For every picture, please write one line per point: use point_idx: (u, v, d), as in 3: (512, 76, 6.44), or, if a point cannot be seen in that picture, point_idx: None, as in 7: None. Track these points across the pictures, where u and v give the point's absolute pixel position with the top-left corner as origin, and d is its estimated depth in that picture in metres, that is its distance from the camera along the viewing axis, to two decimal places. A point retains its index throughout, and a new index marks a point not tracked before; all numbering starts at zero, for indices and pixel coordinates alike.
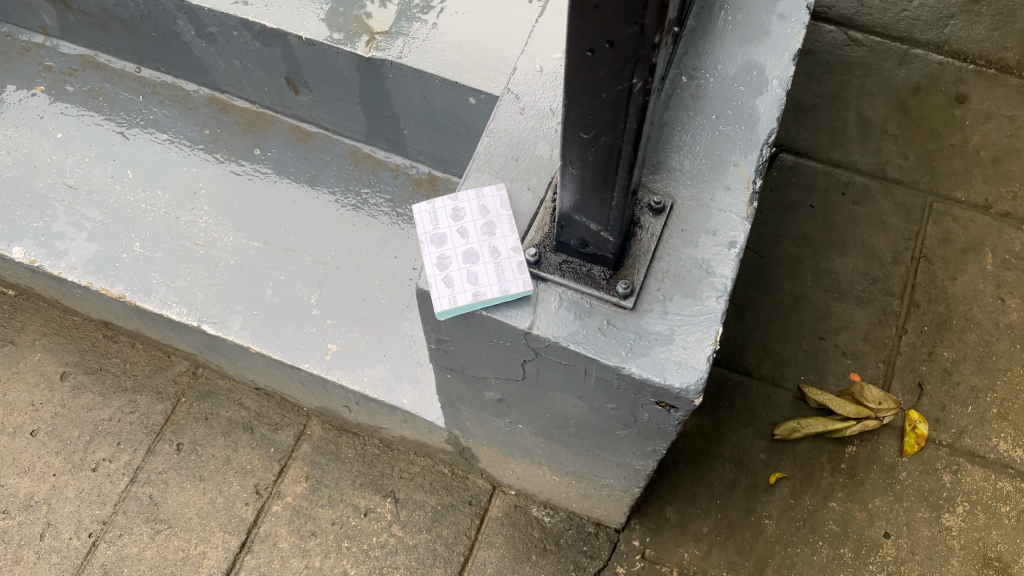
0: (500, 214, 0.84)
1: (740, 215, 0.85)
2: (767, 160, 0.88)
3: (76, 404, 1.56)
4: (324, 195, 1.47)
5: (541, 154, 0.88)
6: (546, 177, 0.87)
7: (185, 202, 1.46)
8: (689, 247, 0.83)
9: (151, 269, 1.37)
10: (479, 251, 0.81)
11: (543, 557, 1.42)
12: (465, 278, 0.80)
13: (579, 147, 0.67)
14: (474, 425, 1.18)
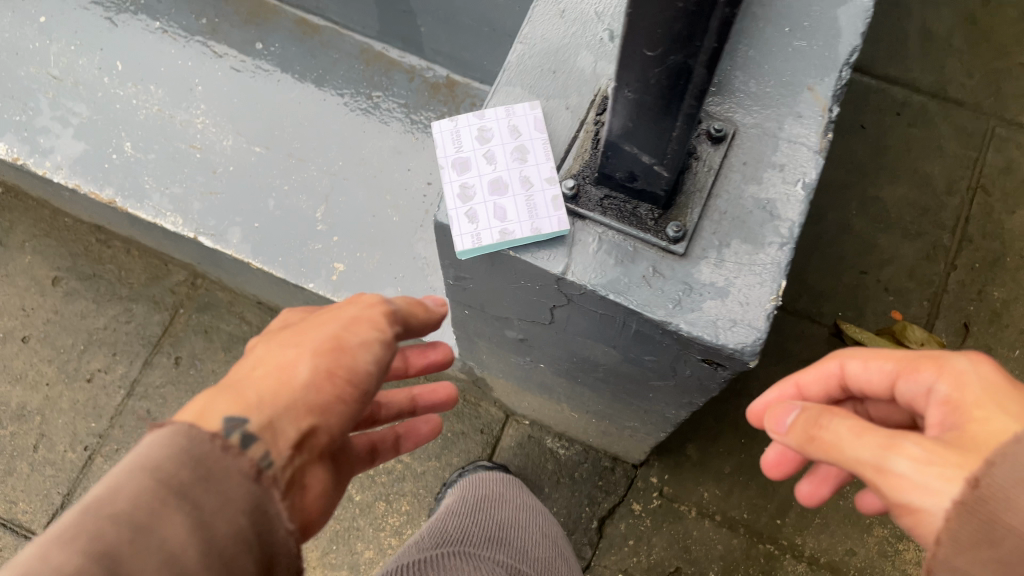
0: (533, 138, 0.72)
1: (812, 148, 0.73)
2: (846, 84, 0.75)
3: (69, 311, 1.48)
4: (331, 97, 1.34)
5: (582, 69, 0.76)
6: (587, 95, 0.75)
7: (180, 99, 1.33)
8: (750, 184, 0.72)
9: (144, 173, 1.26)
10: (508, 182, 0.71)
11: (557, 491, 1.36)
12: (491, 213, 0.70)
13: (639, 67, 0.54)
14: (491, 360, 1.09)
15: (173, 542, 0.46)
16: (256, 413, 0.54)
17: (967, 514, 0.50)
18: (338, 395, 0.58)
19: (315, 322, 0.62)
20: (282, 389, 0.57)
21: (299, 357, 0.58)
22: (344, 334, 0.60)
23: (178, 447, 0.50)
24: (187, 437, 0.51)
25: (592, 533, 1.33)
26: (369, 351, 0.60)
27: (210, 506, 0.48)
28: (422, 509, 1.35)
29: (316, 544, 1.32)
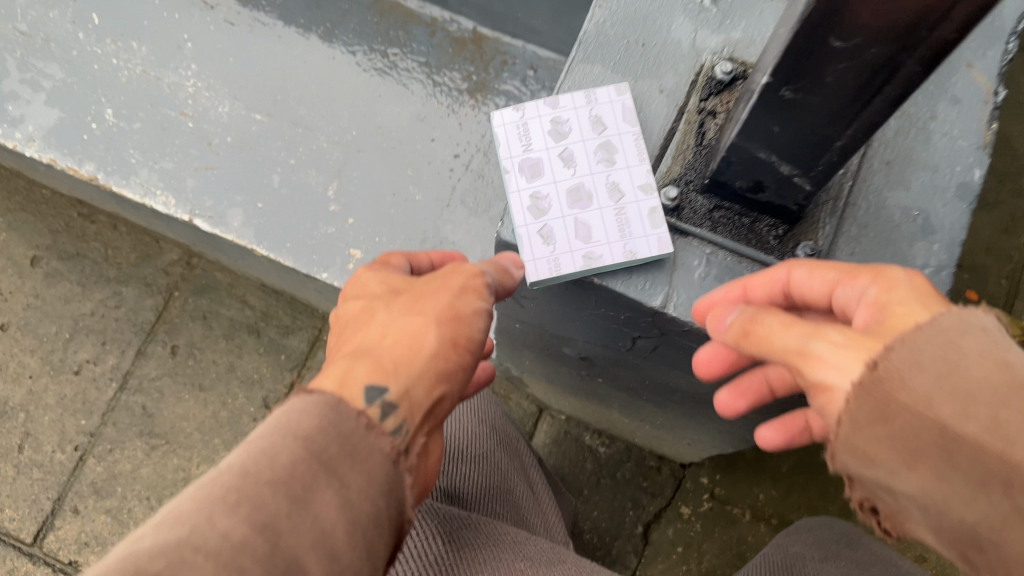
0: (619, 135, 0.61)
1: (974, 143, 0.62)
2: (1009, 60, 0.64)
3: (51, 296, 1.32)
4: (340, 53, 1.18)
5: (678, 40, 0.64)
6: (688, 77, 0.63)
7: (167, 58, 1.16)
8: (900, 187, 0.60)
9: (130, 144, 1.10)
10: (589, 192, 0.60)
11: (597, 493, 1.24)
12: (574, 233, 0.58)
13: (816, 64, 0.40)
14: (536, 365, 0.96)
15: (325, 519, 0.41)
16: (393, 381, 0.49)
17: (861, 396, 0.43)
18: (461, 366, 0.54)
19: (425, 287, 0.56)
20: (408, 357, 0.51)
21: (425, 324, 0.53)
22: (462, 304, 0.54)
23: (319, 421, 0.44)
24: (330, 408, 0.45)
25: (636, 540, 1.21)
26: (482, 320, 0.56)
27: (362, 482, 0.43)
28: None
29: None
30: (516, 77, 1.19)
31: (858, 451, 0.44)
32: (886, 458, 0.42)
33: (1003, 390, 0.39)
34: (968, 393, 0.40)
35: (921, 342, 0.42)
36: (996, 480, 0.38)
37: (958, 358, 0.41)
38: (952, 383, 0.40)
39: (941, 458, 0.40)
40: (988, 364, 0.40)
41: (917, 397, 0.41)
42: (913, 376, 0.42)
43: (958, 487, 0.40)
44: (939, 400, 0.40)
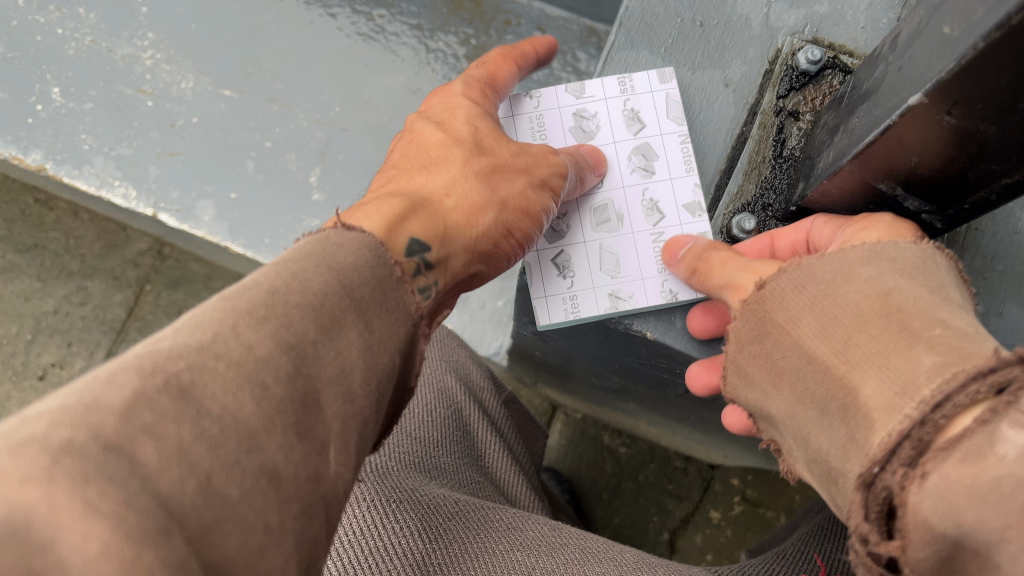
0: (641, 147, 0.62)
1: None
2: None
3: (9, 293, 1.20)
4: (318, 15, 1.02)
5: (746, 17, 0.65)
6: (757, 68, 0.64)
7: (120, 25, 1.00)
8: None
9: (81, 127, 0.96)
10: (606, 207, 0.61)
11: (617, 498, 1.13)
12: (604, 264, 0.60)
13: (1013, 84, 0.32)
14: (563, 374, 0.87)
15: (349, 358, 0.35)
16: (438, 244, 0.46)
17: (749, 313, 0.45)
18: (503, 249, 0.53)
19: (508, 160, 0.54)
20: (465, 225, 0.50)
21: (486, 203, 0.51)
22: (530, 196, 0.54)
23: (383, 271, 0.39)
24: (382, 253, 0.40)
25: (662, 547, 1.11)
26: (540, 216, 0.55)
27: (386, 334, 0.38)
28: None
29: None
30: (521, 39, 1.05)
31: (746, 367, 0.46)
32: (763, 375, 0.44)
33: (860, 315, 0.38)
34: (830, 317, 0.39)
35: (812, 265, 0.42)
36: (836, 411, 0.37)
37: (839, 282, 0.40)
38: (826, 304, 0.40)
39: (799, 382, 0.41)
40: (863, 288, 0.39)
41: (792, 316, 0.42)
42: (795, 295, 0.42)
43: (812, 414, 0.40)
44: (806, 321, 0.41)
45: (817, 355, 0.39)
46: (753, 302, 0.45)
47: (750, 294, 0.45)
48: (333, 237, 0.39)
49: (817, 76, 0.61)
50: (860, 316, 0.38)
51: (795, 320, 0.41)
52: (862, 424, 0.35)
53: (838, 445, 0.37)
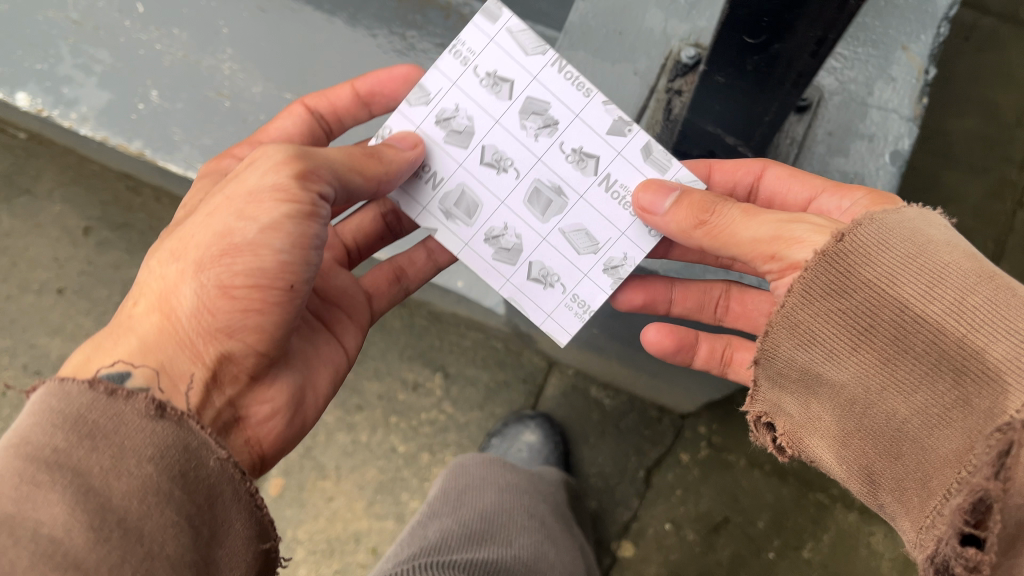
0: (535, 111, 0.76)
1: (908, 117, 0.79)
2: (944, 40, 0.81)
3: (103, 262, 1.45)
4: (363, 36, 1.28)
5: (651, 29, 0.83)
6: (657, 60, 0.82)
7: (205, 43, 1.25)
8: (838, 158, 0.78)
9: (172, 123, 1.19)
10: (537, 187, 0.77)
11: (601, 440, 1.35)
12: (560, 249, 0.79)
13: (736, 57, 0.49)
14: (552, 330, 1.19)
15: (47, 523, 0.48)
16: (142, 356, 0.61)
17: (827, 262, 0.62)
18: (245, 308, 0.63)
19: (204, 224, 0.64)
20: (169, 318, 0.62)
21: (185, 277, 0.63)
22: (229, 235, 0.62)
23: (68, 407, 0.53)
24: (67, 392, 0.54)
25: (639, 483, 1.33)
26: (268, 239, 0.62)
27: (112, 464, 0.52)
28: None
29: (362, 495, 1.35)
30: None
31: (808, 319, 0.65)
32: (836, 329, 0.63)
33: (959, 283, 0.56)
34: (929, 282, 0.57)
35: (884, 229, 0.61)
36: (945, 365, 0.56)
37: (919, 247, 0.59)
38: (918, 267, 0.58)
39: (899, 340, 0.59)
40: (948, 258, 0.58)
41: (880, 275, 0.60)
42: (883, 257, 0.60)
43: (907, 363, 0.59)
44: (902, 284, 0.58)
45: (919, 312, 0.57)
46: (831, 251, 0.62)
47: (830, 242, 0.62)
48: (31, 395, 0.55)
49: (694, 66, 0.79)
50: (959, 284, 0.56)
51: (889, 279, 0.59)
52: (993, 376, 0.53)
53: (951, 394, 0.56)
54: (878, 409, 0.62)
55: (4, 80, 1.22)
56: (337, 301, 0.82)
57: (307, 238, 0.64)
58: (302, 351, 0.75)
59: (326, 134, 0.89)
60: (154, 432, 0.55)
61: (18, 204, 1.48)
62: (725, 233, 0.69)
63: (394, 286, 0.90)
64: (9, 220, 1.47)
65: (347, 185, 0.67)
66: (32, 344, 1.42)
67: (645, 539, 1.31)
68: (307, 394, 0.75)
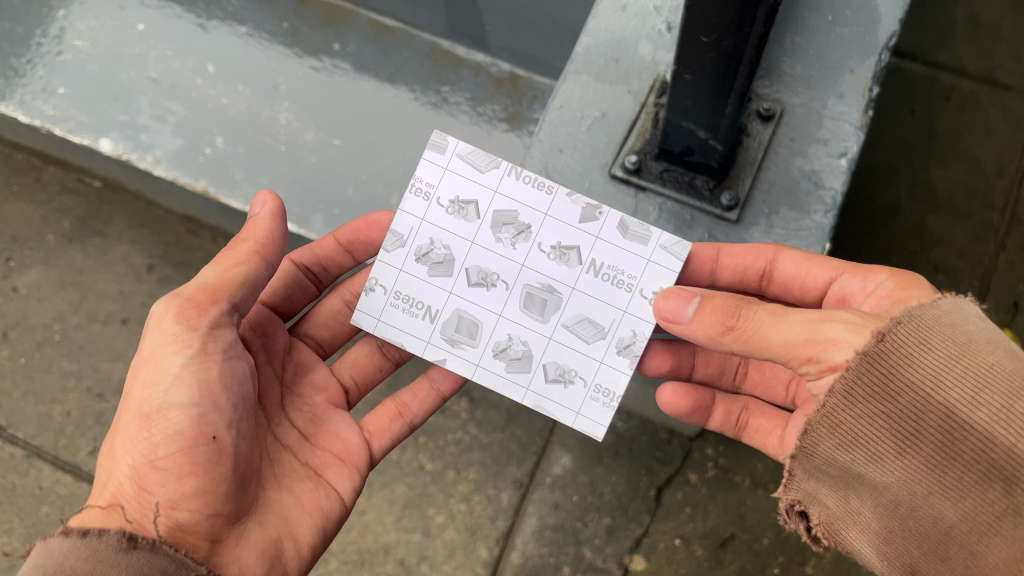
0: (511, 219, 0.92)
1: (855, 124, 0.94)
2: (884, 65, 0.95)
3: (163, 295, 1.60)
4: (403, 92, 1.44)
5: (642, 57, 0.99)
6: (647, 81, 0.98)
7: (265, 97, 1.43)
8: (797, 158, 0.94)
9: (234, 166, 1.33)
10: (527, 291, 0.92)
11: (616, 461, 1.44)
12: (570, 346, 0.92)
13: (697, 53, 0.62)
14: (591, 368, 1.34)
15: None
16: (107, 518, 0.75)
17: (873, 360, 0.73)
18: (178, 475, 0.76)
19: (125, 405, 0.80)
20: (113, 496, 0.76)
21: (125, 452, 0.77)
22: (144, 400, 0.78)
23: (47, 560, 0.70)
24: (46, 549, 0.72)
25: (650, 501, 1.41)
26: (177, 393, 0.77)
27: None
28: (488, 478, 1.45)
29: (391, 509, 1.44)
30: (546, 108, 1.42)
31: (851, 421, 0.77)
32: (882, 433, 0.75)
33: (1004, 390, 0.71)
34: (976, 388, 0.71)
35: (921, 327, 0.74)
36: (996, 474, 0.71)
37: (958, 351, 0.73)
38: (963, 374, 0.72)
39: (949, 447, 0.73)
40: (991, 365, 0.72)
41: (925, 377, 0.73)
42: (927, 357, 0.73)
43: (956, 470, 0.73)
44: (951, 390, 0.72)
45: (966, 418, 0.71)
46: (872, 351, 0.73)
47: (871, 341, 0.73)
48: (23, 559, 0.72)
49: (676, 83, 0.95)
50: (1003, 391, 0.71)
51: (935, 384, 0.72)
52: None
53: (1000, 500, 0.72)
54: (924, 509, 0.76)
55: (90, 128, 1.36)
56: (323, 446, 0.94)
57: (210, 381, 0.79)
58: (279, 504, 0.86)
59: (316, 279, 1.07)
60: (127, 561, 0.72)
61: (90, 244, 1.64)
62: (754, 336, 0.79)
63: (395, 421, 1.01)
64: (81, 257, 1.64)
65: (228, 292, 0.82)
66: (96, 368, 1.56)
67: (656, 554, 1.39)
68: (285, 544, 0.85)
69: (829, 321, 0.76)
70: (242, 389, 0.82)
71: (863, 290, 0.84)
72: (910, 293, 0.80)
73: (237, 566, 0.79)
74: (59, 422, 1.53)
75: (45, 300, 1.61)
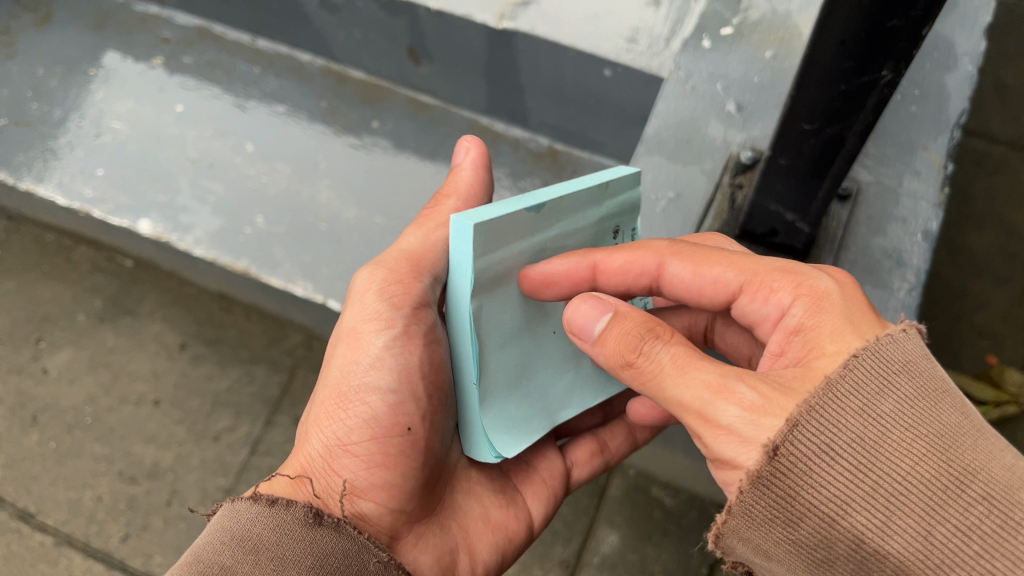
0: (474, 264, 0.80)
1: (932, 202, 0.99)
2: (954, 143, 1.03)
3: (196, 374, 1.58)
4: (443, 168, 1.44)
5: (713, 138, 1.07)
6: (718, 160, 1.05)
7: (305, 176, 1.43)
8: (877, 235, 0.97)
9: (276, 245, 1.31)
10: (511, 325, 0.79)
11: (664, 538, 1.41)
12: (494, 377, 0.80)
13: (798, 136, 0.65)
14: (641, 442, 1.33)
15: None
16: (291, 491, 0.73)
17: (773, 481, 0.57)
18: (369, 464, 0.73)
19: (326, 376, 0.78)
20: (300, 469, 0.75)
21: (314, 431, 0.76)
22: (346, 376, 0.76)
23: (236, 524, 0.68)
24: (237, 510, 0.69)
25: None
26: (376, 377, 0.75)
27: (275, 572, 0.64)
28: (534, 558, 1.40)
29: None
30: None
31: (761, 540, 0.60)
32: (795, 556, 0.60)
33: (920, 507, 0.56)
34: (888, 510, 0.56)
35: (824, 423, 0.57)
36: None
37: (866, 456, 0.57)
38: (871, 492, 0.56)
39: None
40: (905, 475, 0.56)
41: (831, 497, 0.57)
42: (829, 473, 0.57)
43: None
44: (858, 511, 0.56)
45: (879, 547, 0.56)
46: (767, 472, 0.56)
47: (762, 461, 0.56)
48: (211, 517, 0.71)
49: (751, 165, 1.01)
50: (920, 508, 0.56)
51: (842, 506, 0.57)
52: None
53: None
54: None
55: (129, 208, 1.36)
56: (533, 465, 0.92)
57: (411, 368, 0.76)
58: (461, 510, 0.83)
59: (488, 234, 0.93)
60: (316, 539, 0.68)
61: (122, 323, 1.63)
62: (657, 384, 0.63)
63: (596, 458, 0.98)
64: (113, 337, 1.62)
65: (429, 264, 0.82)
66: (127, 451, 1.52)
67: None
68: (460, 552, 0.81)
69: (730, 389, 0.59)
70: (440, 378, 0.79)
71: (767, 316, 0.70)
72: (822, 340, 0.63)
73: (414, 566, 0.76)
74: (90, 508, 1.49)
75: (76, 382, 1.58)
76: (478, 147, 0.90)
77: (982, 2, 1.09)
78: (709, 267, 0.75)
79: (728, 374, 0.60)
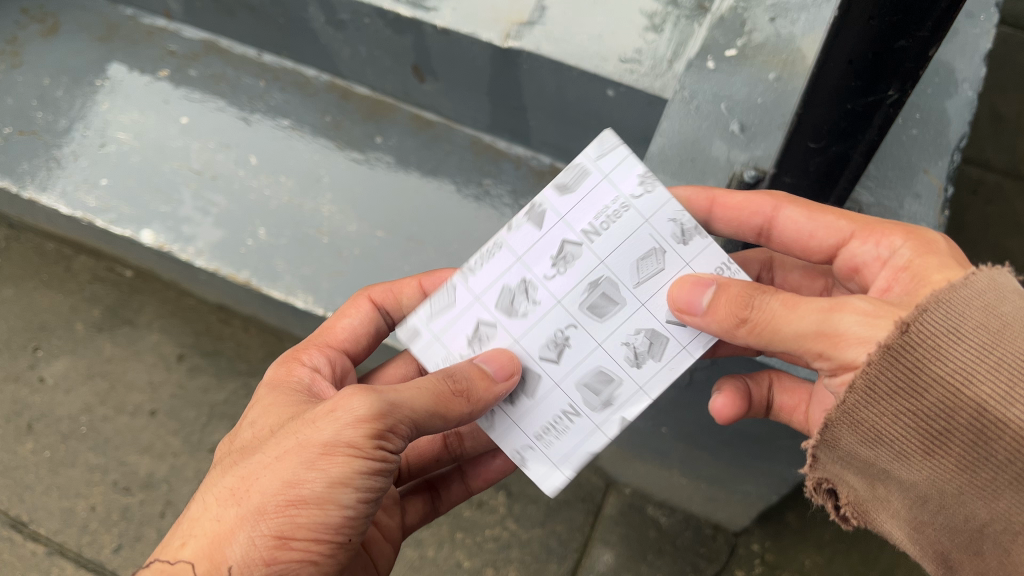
0: (511, 292, 0.81)
1: (932, 224, 1.00)
2: (953, 166, 1.04)
3: (193, 386, 1.58)
4: (445, 186, 1.44)
5: (716, 157, 1.08)
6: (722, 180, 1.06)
7: (308, 189, 1.43)
8: None
9: (277, 256, 1.32)
10: (596, 291, 0.79)
11: (660, 558, 1.41)
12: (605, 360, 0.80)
13: (803, 156, 0.68)
14: (637, 458, 1.35)
15: None
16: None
17: (904, 357, 0.64)
18: (302, 560, 0.68)
19: (269, 464, 0.70)
20: (218, 567, 0.67)
21: (245, 519, 0.68)
22: (304, 479, 0.69)
23: None
24: None
25: None
26: (337, 490, 0.70)
27: None
28: None
29: None
30: None
31: (873, 420, 0.69)
32: (906, 433, 0.68)
33: None
34: (1009, 381, 0.62)
35: (952, 311, 0.65)
36: None
37: (992, 337, 0.63)
38: (998, 365, 0.63)
39: (981, 449, 0.65)
40: None
41: (955, 370, 0.64)
42: (955, 349, 0.64)
43: (988, 468, 0.66)
44: (981, 384, 0.63)
45: (1001, 415, 0.63)
46: (897, 345, 0.64)
47: (897, 332, 0.64)
48: None
49: (754, 184, 1.03)
50: None
51: (966, 378, 0.63)
52: None
53: None
54: (955, 505, 0.70)
55: (132, 218, 1.38)
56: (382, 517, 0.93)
57: (371, 489, 0.71)
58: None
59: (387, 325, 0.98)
60: None
61: (120, 333, 1.63)
62: (769, 330, 0.70)
63: (429, 507, 1.02)
64: (111, 346, 1.62)
65: (422, 420, 0.74)
66: (122, 461, 1.52)
67: None
68: None
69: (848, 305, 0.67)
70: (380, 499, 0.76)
71: (876, 259, 0.76)
72: (930, 266, 0.71)
73: None
74: (83, 518, 1.48)
75: (72, 391, 1.58)
76: (515, 361, 0.79)
77: (983, 30, 1.12)
78: (824, 214, 0.80)
79: (836, 299, 0.69)
